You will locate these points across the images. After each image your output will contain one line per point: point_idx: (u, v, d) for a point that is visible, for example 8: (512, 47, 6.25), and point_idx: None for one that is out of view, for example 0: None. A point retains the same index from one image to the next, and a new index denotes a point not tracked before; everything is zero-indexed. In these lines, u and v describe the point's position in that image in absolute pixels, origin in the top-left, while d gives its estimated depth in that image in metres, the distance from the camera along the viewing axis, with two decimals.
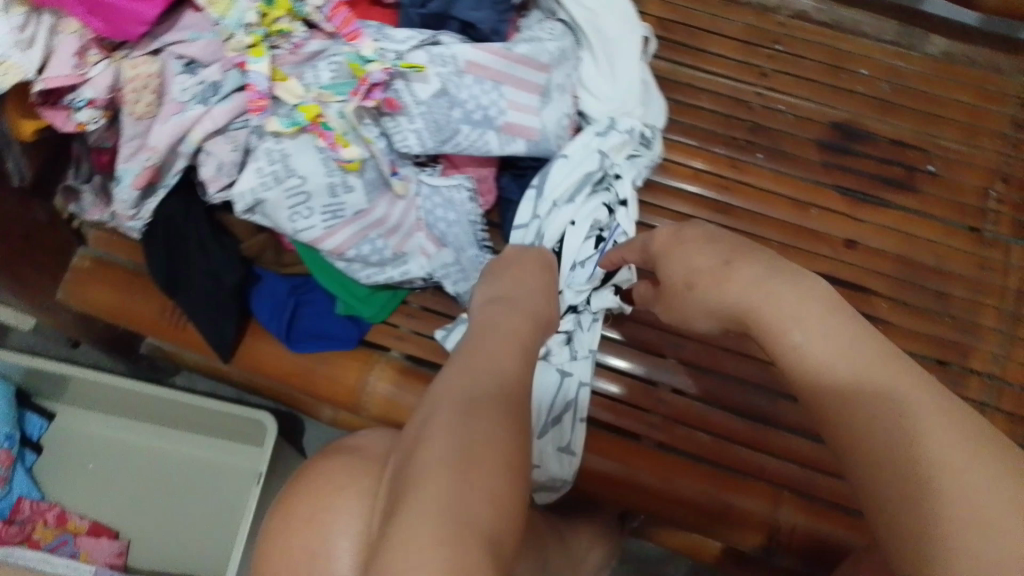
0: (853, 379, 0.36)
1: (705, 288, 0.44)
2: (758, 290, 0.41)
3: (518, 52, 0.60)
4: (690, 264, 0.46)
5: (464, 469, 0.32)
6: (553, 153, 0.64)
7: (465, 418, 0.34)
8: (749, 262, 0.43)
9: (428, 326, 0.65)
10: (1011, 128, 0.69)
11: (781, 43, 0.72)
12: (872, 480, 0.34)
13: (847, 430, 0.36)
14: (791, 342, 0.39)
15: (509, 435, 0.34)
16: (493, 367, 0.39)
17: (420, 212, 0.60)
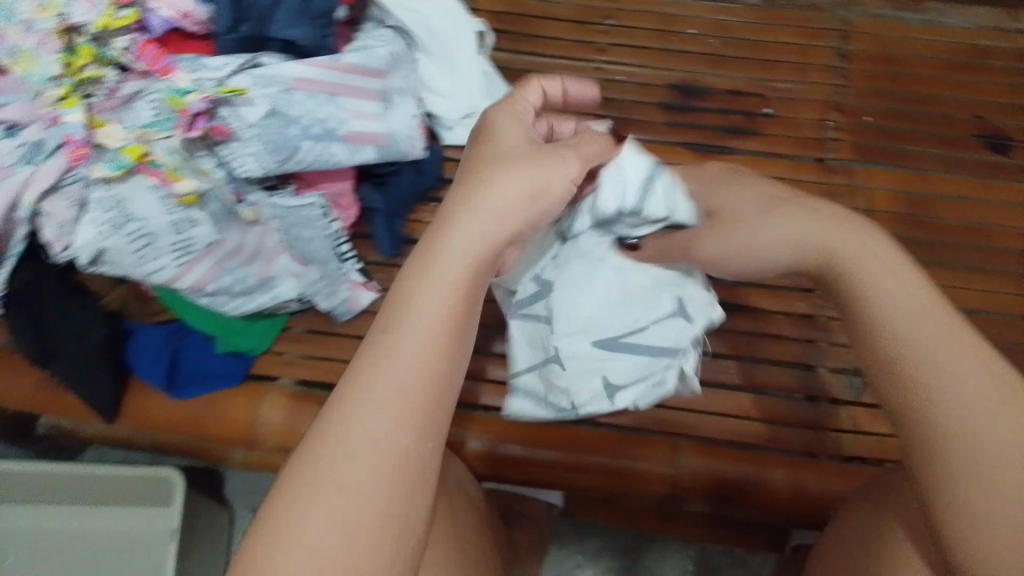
0: (918, 326, 0.39)
1: (751, 226, 0.49)
2: (835, 239, 0.44)
3: (347, 62, 0.61)
4: (749, 217, 0.49)
5: (373, 439, 0.35)
6: (408, 155, 0.65)
7: (387, 378, 0.36)
8: (806, 212, 0.47)
9: (316, 348, 0.65)
10: (837, 59, 0.71)
11: (612, 17, 0.73)
12: (914, 416, 0.37)
13: (895, 372, 0.39)
14: (878, 285, 0.41)
15: (428, 398, 0.37)
16: (441, 291, 0.38)
17: (280, 236, 0.61)
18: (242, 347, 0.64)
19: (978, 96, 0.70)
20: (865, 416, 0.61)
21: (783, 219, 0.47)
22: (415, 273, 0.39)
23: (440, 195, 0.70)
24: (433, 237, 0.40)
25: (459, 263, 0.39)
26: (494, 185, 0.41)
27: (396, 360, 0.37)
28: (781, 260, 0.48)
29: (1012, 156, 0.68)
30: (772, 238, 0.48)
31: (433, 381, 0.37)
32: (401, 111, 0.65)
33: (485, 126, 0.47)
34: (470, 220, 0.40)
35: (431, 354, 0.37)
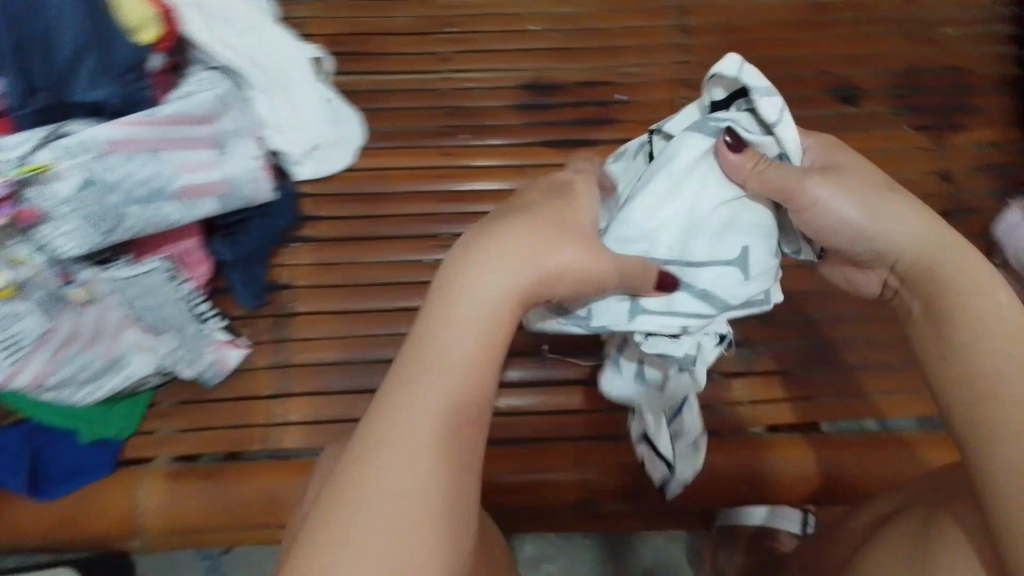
0: (1013, 344, 0.35)
1: (841, 190, 0.41)
2: (948, 259, 0.39)
3: (166, 114, 0.57)
4: (863, 181, 0.42)
5: (405, 466, 0.32)
6: (253, 199, 0.61)
7: (416, 425, 0.33)
8: (911, 210, 0.41)
9: (189, 420, 0.62)
10: (680, 35, 0.71)
11: (452, 25, 0.71)
12: (982, 430, 0.34)
13: (973, 389, 0.35)
14: (982, 292, 0.37)
15: (462, 452, 0.33)
16: (473, 332, 0.35)
17: (121, 310, 0.57)
18: (106, 434, 0.60)
19: (823, 51, 0.71)
20: (758, 387, 0.63)
21: (901, 203, 0.41)
22: (439, 315, 0.35)
23: (301, 234, 0.66)
24: (464, 269, 0.36)
25: (493, 302, 0.36)
26: (514, 219, 0.39)
27: (429, 408, 0.33)
28: (881, 240, 0.41)
29: (863, 105, 0.69)
30: (880, 214, 0.41)
31: (464, 434, 0.34)
32: (239, 154, 0.61)
33: (569, 189, 0.43)
34: (513, 260, 0.37)
35: (464, 403, 0.34)
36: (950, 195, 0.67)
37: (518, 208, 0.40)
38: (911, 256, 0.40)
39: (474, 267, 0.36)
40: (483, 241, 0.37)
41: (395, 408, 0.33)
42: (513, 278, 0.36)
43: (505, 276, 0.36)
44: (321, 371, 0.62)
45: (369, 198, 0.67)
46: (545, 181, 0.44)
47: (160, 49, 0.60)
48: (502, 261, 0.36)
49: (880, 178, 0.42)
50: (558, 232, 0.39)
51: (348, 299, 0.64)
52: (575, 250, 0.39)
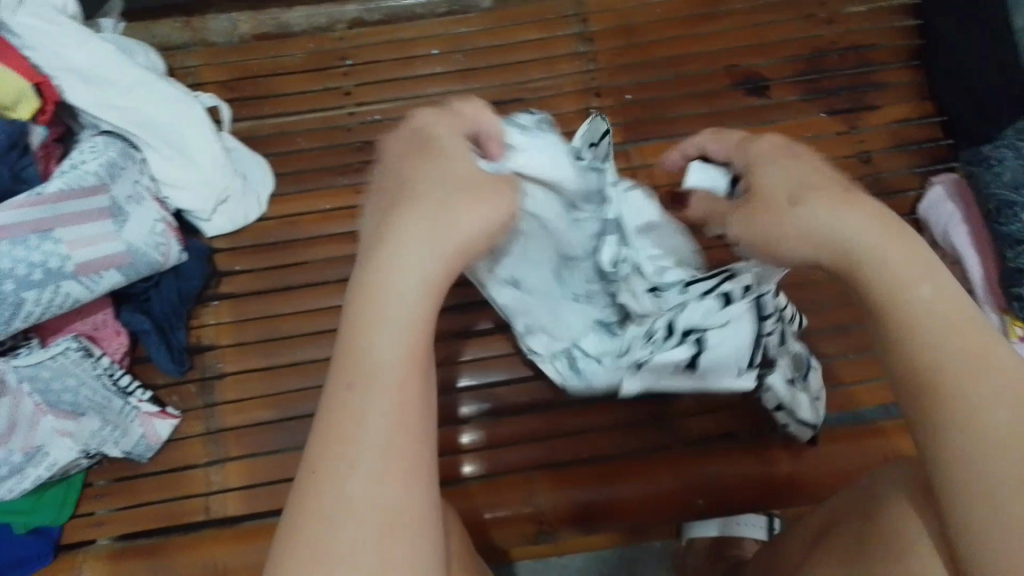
0: (971, 359, 0.31)
1: (763, 211, 0.36)
2: (854, 239, 0.33)
3: (53, 190, 0.55)
4: (776, 198, 0.36)
5: (354, 495, 0.29)
6: (159, 262, 0.60)
7: (359, 441, 0.30)
8: (824, 198, 0.34)
9: (125, 499, 0.60)
10: (583, 44, 0.69)
11: (350, 56, 0.69)
12: (932, 426, 0.31)
13: (919, 385, 0.31)
14: (909, 295, 0.32)
15: (416, 455, 0.30)
16: (399, 327, 0.31)
17: (35, 397, 0.55)
18: (40, 522, 0.58)
19: (727, 43, 0.70)
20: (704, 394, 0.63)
21: (821, 206, 0.34)
22: (357, 318, 0.32)
23: (216, 291, 0.64)
24: (374, 260, 0.33)
25: (415, 292, 0.32)
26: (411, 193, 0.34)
27: (372, 419, 0.30)
28: (797, 252, 0.35)
29: (773, 95, 0.69)
30: (800, 227, 0.34)
31: (416, 435, 0.31)
32: (139, 218, 0.59)
33: (428, 135, 0.38)
34: (422, 243, 0.33)
35: (406, 402, 0.31)
36: (868, 176, 0.67)
37: (407, 174, 0.36)
38: (828, 256, 0.34)
39: (385, 258, 0.32)
40: (387, 228, 0.33)
41: (333, 426, 0.30)
42: (433, 262, 0.33)
43: (417, 259, 0.32)
44: (255, 432, 0.61)
45: (287, 245, 0.65)
46: (408, 132, 0.38)
47: (39, 120, 0.58)
48: (411, 245, 0.32)
49: (800, 183, 0.36)
50: (451, 193, 0.34)
51: (274, 353, 0.62)
52: (479, 207, 0.35)
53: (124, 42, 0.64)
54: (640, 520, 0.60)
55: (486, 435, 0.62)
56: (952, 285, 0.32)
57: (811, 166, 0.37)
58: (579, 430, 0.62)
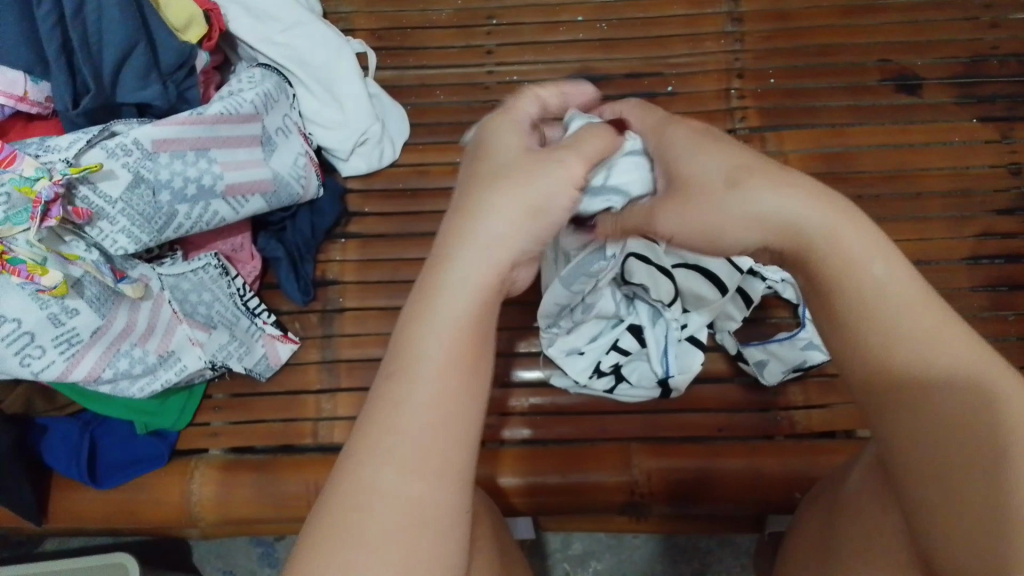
0: (932, 339, 0.32)
1: (695, 197, 0.38)
2: (823, 235, 0.34)
3: (213, 113, 0.57)
4: (710, 190, 0.37)
5: (398, 486, 0.29)
6: (297, 194, 0.62)
7: (401, 429, 0.30)
8: (766, 184, 0.35)
9: (241, 414, 0.63)
10: (730, 24, 0.69)
11: (495, 16, 0.70)
12: (901, 420, 0.32)
13: (900, 382, 0.32)
14: (866, 276, 0.33)
15: (456, 449, 0.30)
16: (444, 326, 0.31)
17: (174, 305, 0.58)
18: (161, 425, 0.61)
19: (879, 38, 0.68)
20: (813, 391, 0.63)
21: (753, 186, 0.36)
22: (415, 310, 0.32)
23: (346, 230, 0.66)
24: (430, 266, 0.33)
25: (466, 292, 0.32)
26: (475, 201, 0.34)
27: (413, 409, 0.30)
28: (735, 242, 0.37)
29: (924, 95, 0.67)
30: (737, 218, 0.36)
31: (456, 433, 0.30)
32: (284, 151, 0.62)
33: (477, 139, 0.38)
34: (473, 249, 0.32)
35: (452, 399, 0.30)
36: (1016, 189, 0.64)
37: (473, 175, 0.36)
38: (782, 242, 0.35)
39: (440, 262, 0.32)
40: (460, 228, 0.33)
41: (375, 419, 0.30)
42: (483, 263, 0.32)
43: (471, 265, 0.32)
44: (368, 367, 0.63)
45: (417, 194, 0.67)
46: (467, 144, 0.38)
47: (205, 46, 0.59)
48: (461, 248, 0.33)
49: (730, 166, 0.37)
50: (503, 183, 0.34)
51: (393, 295, 0.64)
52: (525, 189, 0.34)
53: None
54: (734, 501, 0.60)
55: (587, 400, 0.63)
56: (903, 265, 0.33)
57: (718, 147, 0.38)
58: (681, 410, 0.63)
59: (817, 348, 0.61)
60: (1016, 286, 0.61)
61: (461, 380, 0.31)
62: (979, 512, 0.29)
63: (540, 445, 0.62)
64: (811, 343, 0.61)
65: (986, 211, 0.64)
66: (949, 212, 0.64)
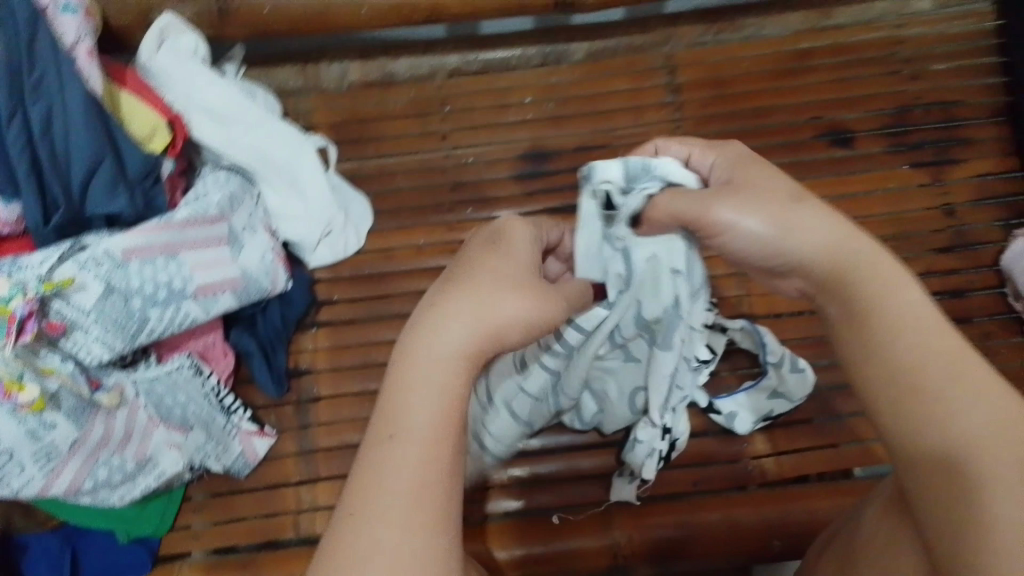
0: (941, 351, 0.36)
1: (755, 204, 0.42)
2: (851, 249, 0.40)
3: (181, 218, 0.59)
4: (777, 197, 0.42)
5: (393, 529, 0.32)
6: (266, 289, 0.63)
7: (389, 490, 0.33)
8: (814, 211, 0.42)
9: (221, 514, 0.62)
10: (670, 95, 0.73)
11: (448, 103, 0.74)
12: (903, 421, 0.36)
13: (910, 380, 0.36)
14: (887, 298, 0.39)
15: (441, 503, 0.33)
16: (432, 393, 0.35)
17: (149, 409, 0.59)
18: (142, 533, 0.60)
19: (810, 97, 0.72)
20: (782, 436, 0.65)
21: (810, 209, 0.42)
22: (398, 379, 0.36)
23: (316, 318, 0.68)
24: (410, 341, 0.37)
25: (449, 364, 0.36)
26: (472, 296, 0.38)
27: (400, 470, 0.33)
28: (799, 246, 0.41)
29: (857, 147, 0.71)
30: (795, 227, 0.41)
31: (439, 491, 0.33)
32: (251, 248, 0.64)
33: (497, 239, 0.43)
34: (464, 325, 0.37)
35: (433, 462, 0.34)
36: (949, 227, 0.69)
37: (477, 264, 0.41)
38: (828, 255, 0.41)
39: (425, 335, 0.37)
40: (456, 308, 0.38)
41: (370, 478, 0.34)
42: (468, 339, 0.37)
43: (455, 341, 0.37)
44: (346, 453, 0.63)
45: (385, 277, 0.69)
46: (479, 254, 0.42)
47: (170, 154, 0.61)
48: (451, 326, 0.37)
49: (791, 188, 0.43)
50: (497, 281, 0.39)
51: (367, 379, 0.65)
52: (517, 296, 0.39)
53: (247, 85, 0.69)
54: (713, 556, 0.61)
55: (566, 466, 0.64)
56: (928, 297, 0.39)
57: (784, 174, 0.44)
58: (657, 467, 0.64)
59: (782, 397, 0.63)
60: (961, 319, 0.66)
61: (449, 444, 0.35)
62: (996, 534, 0.31)
63: (524, 516, 0.63)
64: (776, 391, 0.63)
65: (922, 250, 0.68)
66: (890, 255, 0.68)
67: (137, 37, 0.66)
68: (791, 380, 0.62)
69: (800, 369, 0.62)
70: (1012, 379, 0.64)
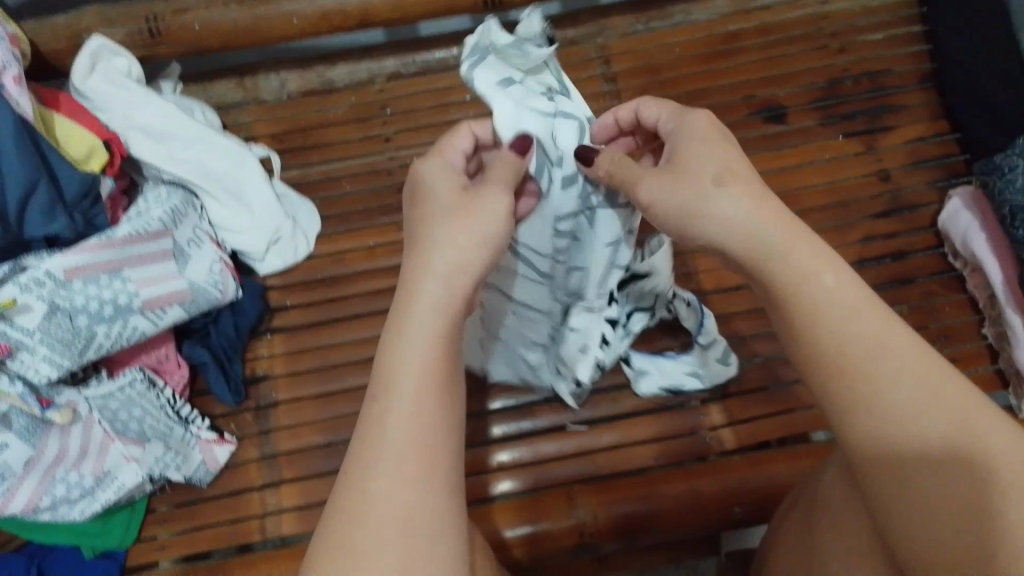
0: (870, 335, 0.36)
1: (687, 186, 0.41)
2: (783, 233, 0.39)
3: (122, 234, 0.59)
4: (698, 178, 0.41)
5: (391, 502, 0.35)
6: (216, 298, 0.64)
7: (386, 444, 0.36)
8: (744, 193, 0.40)
9: (187, 522, 0.63)
10: (606, 83, 0.74)
11: (389, 106, 0.75)
12: (840, 402, 0.37)
13: (839, 365, 0.37)
14: (814, 279, 0.38)
15: (432, 454, 0.37)
16: (417, 357, 0.38)
17: (104, 425, 0.60)
18: (108, 546, 0.61)
19: (741, 77, 0.74)
20: (737, 407, 0.66)
21: (741, 193, 0.40)
22: (392, 339, 0.39)
23: (270, 325, 0.69)
24: (397, 301, 0.40)
25: (433, 317, 0.39)
26: (437, 239, 0.41)
27: (396, 423, 0.37)
28: (723, 224, 0.40)
29: (792, 121, 0.72)
30: (721, 209, 0.40)
31: (433, 445, 0.37)
32: (198, 261, 0.65)
33: (417, 181, 0.45)
34: (433, 279, 0.40)
35: (424, 416, 0.37)
36: (887, 193, 0.70)
37: (416, 221, 0.43)
38: (752, 238, 0.39)
39: (407, 296, 0.40)
40: (419, 265, 0.41)
41: (364, 448, 0.37)
42: (444, 292, 0.40)
43: (433, 295, 0.40)
44: (308, 455, 0.64)
45: (337, 280, 0.70)
46: (423, 195, 0.44)
47: (109, 172, 0.63)
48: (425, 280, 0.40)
49: (724, 166, 0.41)
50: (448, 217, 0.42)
51: (324, 381, 0.66)
52: (465, 228, 0.41)
53: (184, 102, 0.71)
54: (681, 526, 0.62)
55: (527, 452, 0.65)
56: (844, 275, 0.38)
57: (732, 149, 0.42)
58: (614, 446, 0.65)
59: (698, 377, 0.65)
60: (905, 281, 0.67)
61: (438, 406, 0.38)
62: (947, 516, 0.34)
63: (487, 503, 0.64)
64: (697, 370, 0.65)
65: (862, 217, 0.69)
66: (829, 224, 0.69)
67: (69, 62, 0.68)
68: (715, 367, 0.65)
69: (727, 360, 0.64)
70: (956, 336, 0.66)
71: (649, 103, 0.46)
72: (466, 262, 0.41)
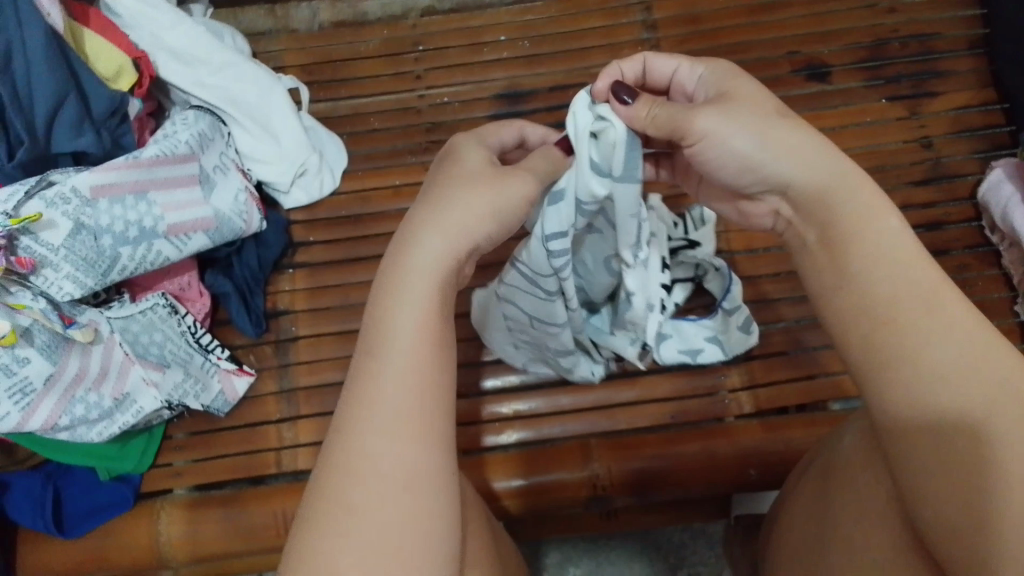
0: (919, 292, 0.34)
1: (739, 118, 0.39)
2: (837, 178, 0.38)
3: (148, 156, 0.58)
4: (748, 111, 0.40)
5: (382, 456, 0.32)
6: (240, 229, 0.63)
7: (383, 404, 0.33)
8: (803, 134, 0.39)
9: (203, 451, 0.63)
10: (645, 32, 0.72)
11: (421, 43, 0.73)
12: (878, 358, 0.34)
13: (882, 317, 0.34)
14: (877, 223, 0.36)
15: (430, 416, 0.33)
16: (414, 305, 0.35)
17: (125, 348, 0.59)
18: (124, 469, 0.61)
19: (785, 32, 0.72)
20: (759, 369, 0.65)
21: (799, 131, 0.39)
22: (388, 284, 0.35)
23: (293, 260, 0.68)
24: (394, 256, 0.36)
25: (427, 276, 0.35)
26: (437, 206, 0.37)
27: (391, 375, 0.33)
28: (779, 169, 0.39)
29: (835, 81, 0.70)
30: (781, 147, 0.39)
31: (432, 407, 0.33)
32: (223, 189, 0.64)
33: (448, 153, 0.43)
34: (434, 239, 0.36)
35: (424, 376, 0.33)
36: (927, 161, 0.68)
37: (433, 180, 0.40)
38: (814, 183, 0.38)
39: (402, 252, 0.36)
40: (418, 223, 0.37)
41: (352, 396, 0.33)
42: (444, 248, 0.36)
43: (433, 250, 0.36)
44: (326, 392, 0.64)
45: (361, 219, 0.68)
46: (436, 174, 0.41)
47: (136, 93, 0.61)
48: (425, 237, 0.36)
49: (775, 107, 0.41)
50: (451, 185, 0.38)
51: (344, 319, 0.66)
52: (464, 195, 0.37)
53: (214, 26, 0.69)
54: (693, 487, 0.62)
55: (545, 402, 0.65)
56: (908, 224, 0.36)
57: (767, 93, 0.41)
58: (633, 401, 0.65)
59: (717, 343, 0.64)
60: (939, 252, 0.66)
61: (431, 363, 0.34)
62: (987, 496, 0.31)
63: (503, 450, 0.64)
64: (716, 336, 0.64)
65: (901, 184, 0.68)
66: None
67: None
68: (734, 334, 0.64)
69: (747, 330, 0.63)
70: (988, 311, 0.64)
71: (664, 56, 0.46)
72: (457, 227, 0.36)
